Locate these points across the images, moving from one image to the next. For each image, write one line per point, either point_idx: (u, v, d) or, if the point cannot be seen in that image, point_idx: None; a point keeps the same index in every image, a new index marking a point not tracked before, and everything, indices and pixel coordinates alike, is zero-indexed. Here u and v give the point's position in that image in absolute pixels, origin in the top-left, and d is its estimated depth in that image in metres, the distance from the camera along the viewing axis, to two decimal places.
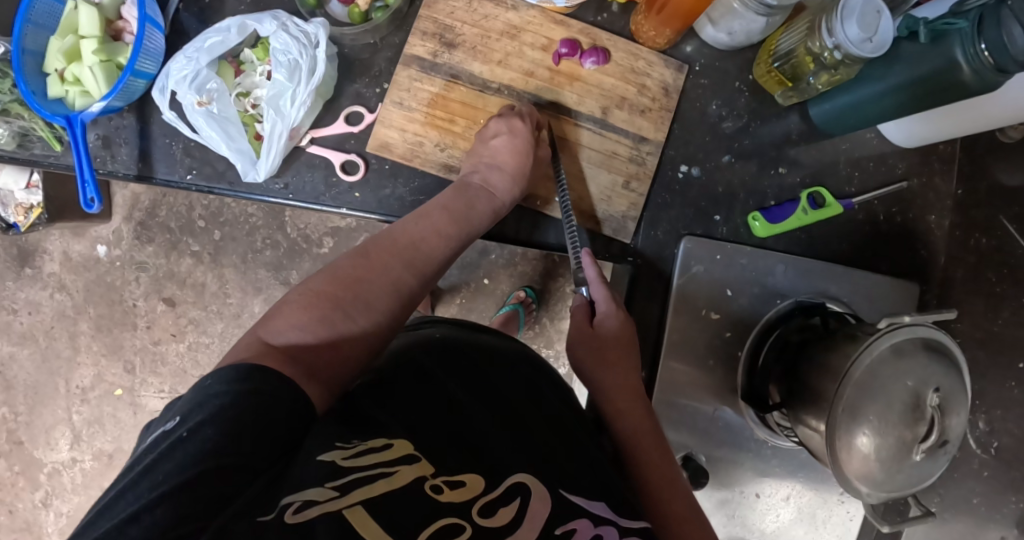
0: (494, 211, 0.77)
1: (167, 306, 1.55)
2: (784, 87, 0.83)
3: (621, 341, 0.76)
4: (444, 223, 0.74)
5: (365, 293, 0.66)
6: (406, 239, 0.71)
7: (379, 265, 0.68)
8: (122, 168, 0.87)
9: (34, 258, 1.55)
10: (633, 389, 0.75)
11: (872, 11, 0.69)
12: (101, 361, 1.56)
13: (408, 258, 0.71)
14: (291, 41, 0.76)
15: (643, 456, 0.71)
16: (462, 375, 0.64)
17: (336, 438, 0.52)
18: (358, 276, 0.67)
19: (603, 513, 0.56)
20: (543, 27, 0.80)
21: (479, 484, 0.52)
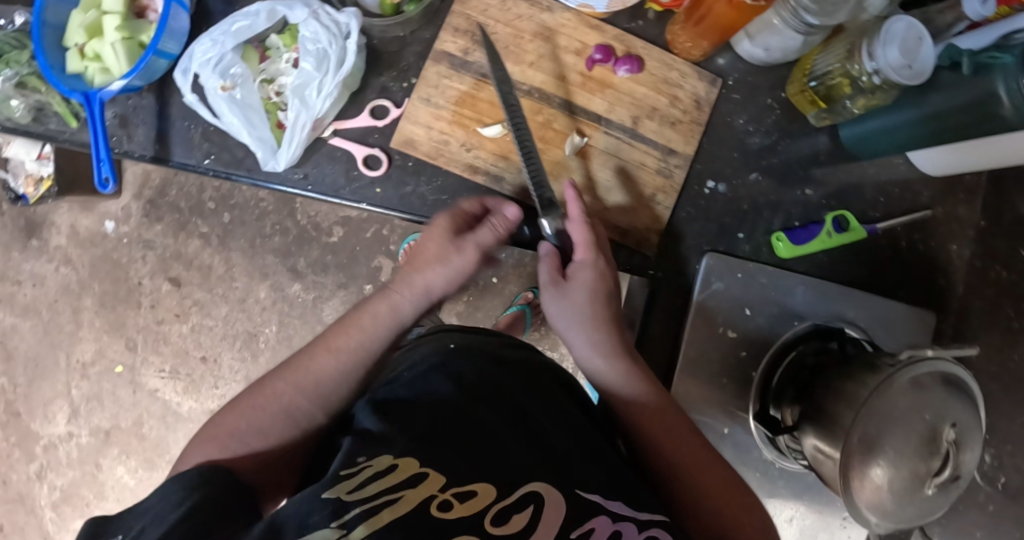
0: (393, 315, 0.68)
1: (173, 286, 1.53)
2: (817, 107, 0.81)
3: (600, 296, 0.70)
4: (338, 339, 0.67)
5: (250, 419, 0.62)
6: (304, 365, 0.66)
7: (269, 394, 0.63)
8: (139, 149, 0.86)
9: (42, 230, 1.55)
10: (618, 350, 0.69)
11: (913, 37, 0.68)
12: (103, 338, 1.55)
13: (303, 384, 0.65)
14: (321, 30, 0.74)
15: (651, 437, 0.66)
16: (468, 377, 0.62)
17: (338, 467, 0.52)
18: (255, 403, 0.63)
19: (622, 510, 0.55)
20: (577, 30, 0.77)
21: (491, 492, 0.52)
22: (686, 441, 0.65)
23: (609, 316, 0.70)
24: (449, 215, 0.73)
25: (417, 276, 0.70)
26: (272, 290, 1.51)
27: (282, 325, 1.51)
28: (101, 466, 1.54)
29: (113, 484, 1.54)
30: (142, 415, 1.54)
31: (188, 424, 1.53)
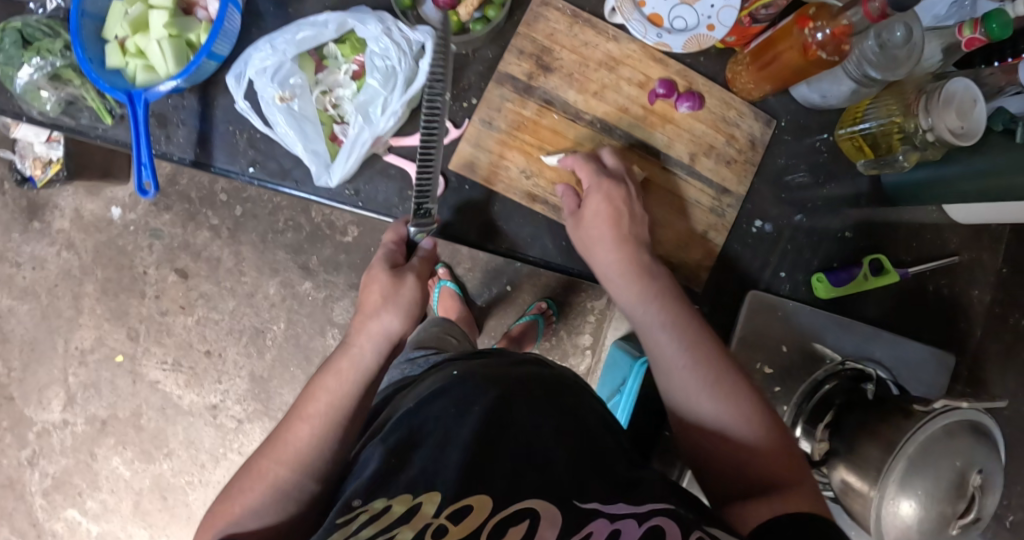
0: (358, 371, 0.67)
1: (179, 277, 1.50)
2: (865, 157, 0.81)
3: (607, 217, 0.72)
4: (307, 406, 0.66)
5: (242, 504, 0.63)
6: (283, 440, 0.65)
7: (255, 475, 0.64)
8: (178, 152, 0.84)
9: (44, 213, 1.50)
10: (642, 268, 0.71)
11: (969, 100, 0.71)
12: (103, 326, 1.51)
13: (286, 458, 0.64)
14: (391, 47, 0.74)
15: (690, 407, 0.65)
16: (466, 397, 0.62)
17: (335, 516, 0.55)
18: (243, 490, 0.64)
19: (620, 511, 0.55)
20: (642, 62, 0.77)
21: (486, 506, 0.53)
22: (727, 406, 0.64)
23: (622, 235, 0.72)
24: (382, 255, 0.73)
25: (369, 324, 0.69)
26: (282, 286, 1.50)
27: (290, 323, 1.50)
28: (96, 455, 1.51)
29: (107, 474, 1.51)
30: (141, 406, 1.51)
31: (189, 417, 1.51)
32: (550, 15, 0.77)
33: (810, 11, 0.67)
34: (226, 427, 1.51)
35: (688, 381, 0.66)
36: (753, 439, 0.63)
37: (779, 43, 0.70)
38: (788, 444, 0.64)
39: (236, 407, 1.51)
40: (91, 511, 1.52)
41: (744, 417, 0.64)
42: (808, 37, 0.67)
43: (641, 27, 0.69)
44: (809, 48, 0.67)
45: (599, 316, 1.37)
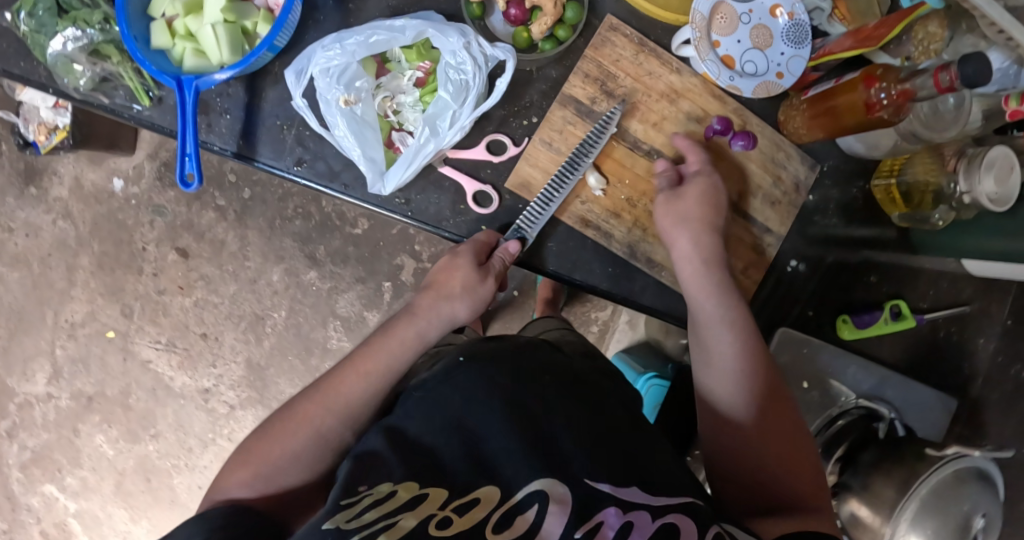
0: (420, 342, 0.71)
1: (180, 257, 1.38)
2: (900, 210, 0.85)
3: (706, 199, 0.75)
4: (364, 362, 0.69)
5: (286, 444, 0.64)
6: (333, 387, 0.67)
7: (302, 418, 0.65)
8: (219, 142, 0.83)
9: (42, 178, 1.38)
10: (714, 260, 0.74)
11: (1007, 166, 0.74)
12: (97, 301, 1.39)
13: (333, 405, 0.67)
14: (467, 61, 0.73)
15: (721, 397, 0.70)
16: (470, 381, 0.62)
17: (339, 496, 0.53)
18: (288, 428, 0.65)
19: (633, 500, 0.56)
20: (701, 97, 0.79)
21: (495, 496, 0.54)
22: (749, 401, 0.70)
23: (714, 220, 0.75)
24: (470, 244, 0.75)
25: (442, 303, 0.73)
26: (286, 274, 1.38)
27: (292, 312, 1.38)
28: (79, 432, 1.40)
29: (90, 452, 1.40)
30: (130, 385, 1.39)
31: (180, 400, 1.40)
32: (617, 41, 0.78)
33: (877, 70, 0.71)
34: (218, 412, 1.40)
35: (732, 372, 0.70)
36: (771, 440, 0.68)
37: (840, 95, 0.74)
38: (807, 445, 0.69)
39: (230, 392, 1.40)
40: (70, 488, 1.41)
41: (761, 414, 0.69)
42: (873, 94, 0.70)
43: (715, 68, 0.74)
44: (872, 104, 0.71)
45: (602, 328, 1.33)
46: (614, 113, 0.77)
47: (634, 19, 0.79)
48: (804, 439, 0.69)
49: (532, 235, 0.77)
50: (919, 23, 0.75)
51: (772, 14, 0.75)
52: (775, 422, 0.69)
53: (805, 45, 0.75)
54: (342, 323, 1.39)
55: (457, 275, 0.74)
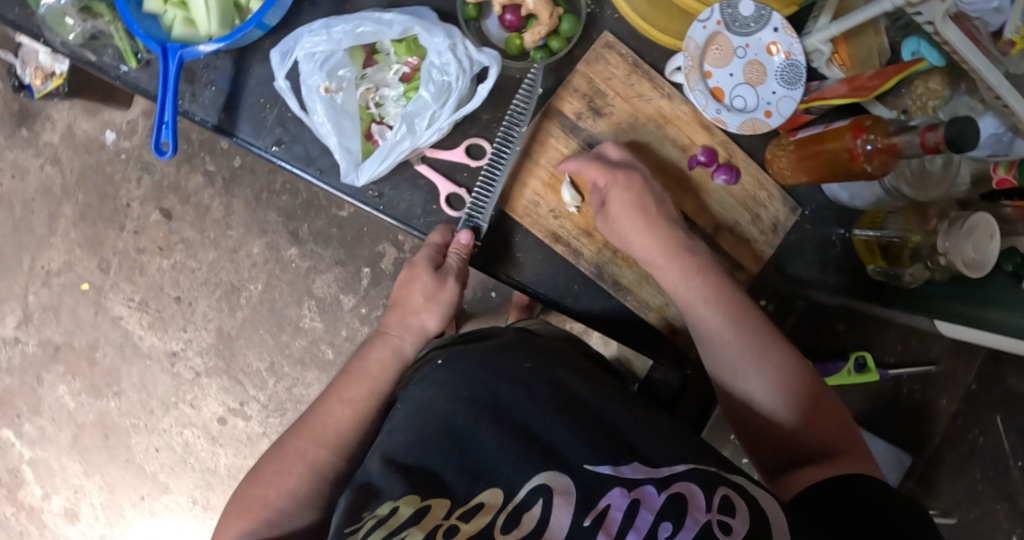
0: (398, 358, 0.71)
1: (162, 217, 1.37)
2: (877, 263, 0.84)
3: (633, 191, 0.71)
4: (346, 388, 0.68)
5: (279, 486, 0.63)
6: (317, 419, 0.67)
7: (293, 456, 0.64)
8: (200, 113, 0.82)
9: (34, 122, 1.36)
10: (673, 246, 0.71)
11: (986, 234, 0.72)
12: (75, 252, 1.37)
13: (321, 436, 0.66)
14: (452, 62, 0.72)
15: (742, 391, 0.68)
16: (457, 382, 0.61)
17: (342, 524, 0.53)
18: (277, 470, 0.64)
19: (637, 476, 0.54)
20: (689, 126, 0.78)
21: (498, 498, 0.53)
22: (772, 386, 0.66)
23: (650, 204, 0.72)
24: (425, 251, 0.74)
25: (409, 319, 0.72)
26: (267, 248, 1.37)
27: (268, 286, 1.37)
28: (42, 381, 1.39)
29: (51, 402, 1.39)
30: (99, 340, 1.38)
31: (146, 360, 1.39)
32: (611, 58, 0.77)
33: (865, 122, 0.70)
34: (183, 378, 1.39)
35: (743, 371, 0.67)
36: (802, 420, 0.66)
37: (827, 142, 0.73)
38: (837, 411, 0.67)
39: (198, 359, 1.39)
40: (27, 435, 1.40)
41: (785, 391, 0.66)
42: (858, 146, 0.69)
43: (704, 99, 0.73)
44: (856, 155, 0.70)
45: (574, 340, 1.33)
46: (534, 73, 0.74)
47: (631, 39, 0.78)
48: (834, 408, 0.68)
49: (484, 221, 0.74)
50: (919, 78, 0.74)
51: (769, 51, 0.73)
52: (804, 398, 0.66)
53: (798, 87, 0.72)
54: (317, 303, 1.38)
55: (416, 290, 0.72)
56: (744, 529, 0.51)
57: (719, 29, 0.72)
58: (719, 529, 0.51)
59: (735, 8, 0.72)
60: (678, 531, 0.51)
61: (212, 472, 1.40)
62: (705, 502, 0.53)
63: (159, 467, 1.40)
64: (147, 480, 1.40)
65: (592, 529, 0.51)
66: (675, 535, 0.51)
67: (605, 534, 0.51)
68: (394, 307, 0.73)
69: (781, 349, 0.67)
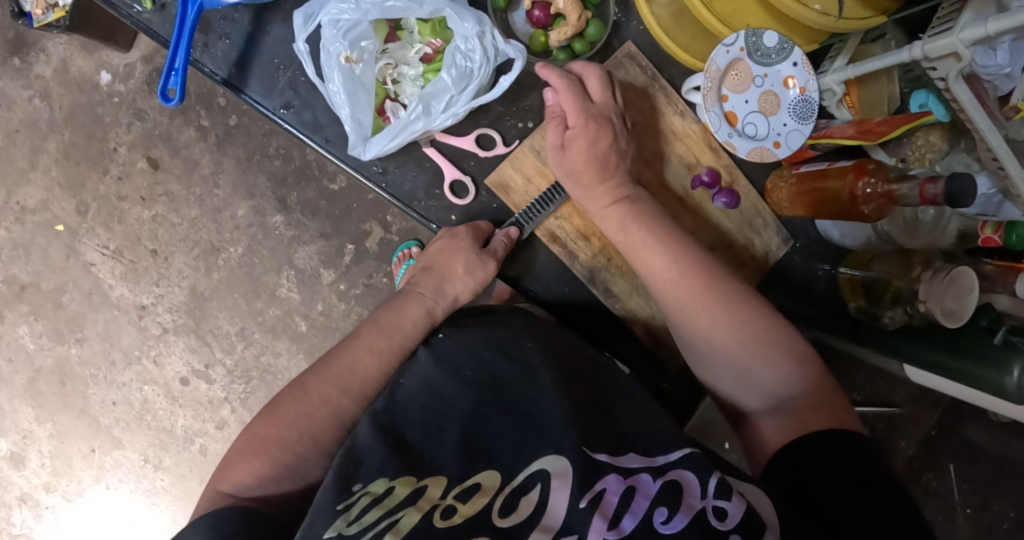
0: (429, 318, 0.71)
1: (148, 167, 1.34)
2: (857, 301, 0.87)
3: (595, 164, 0.73)
4: (376, 340, 0.67)
5: (301, 427, 0.60)
6: (343, 365, 0.65)
7: (316, 398, 0.62)
8: (211, 64, 0.81)
9: (27, 52, 1.31)
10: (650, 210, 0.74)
11: (966, 288, 0.73)
12: (53, 191, 1.34)
13: (346, 383, 0.64)
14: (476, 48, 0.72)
15: (711, 356, 0.68)
16: (459, 361, 0.64)
17: (332, 499, 0.52)
18: (298, 412, 0.61)
19: (634, 465, 0.57)
20: (698, 145, 0.80)
21: (495, 480, 0.55)
22: (739, 343, 0.66)
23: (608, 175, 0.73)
24: (470, 227, 0.76)
25: (445, 285, 0.74)
26: (252, 212, 1.35)
27: (249, 251, 1.35)
28: (3, 318, 1.35)
29: (9, 340, 1.35)
30: (67, 284, 1.34)
31: (112, 311, 1.36)
32: (631, 68, 0.78)
33: (868, 165, 0.70)
34: (149, 333, 1.36)
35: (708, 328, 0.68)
36: (779, 377, 0.65)
37: (830, 180, 0.73)
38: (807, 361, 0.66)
39: (167, 315, 1.36)
40: None
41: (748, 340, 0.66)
42: (859, 188, 0.70)
43: (717, 121, 0.72)
44: (856, 197, 0.71)
45: None
46: None
47: (652, 52, 0.80)
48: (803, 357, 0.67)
49: (528, 229, 0.77)
50: (922, 130, 0.77)
51: (786, 84, 0.72)
52: (777, 355, 0.66)
53: (808, 122, 0.72)
54: (296, 274, 1.36)
55: (458, 260, 0.74)
56: (739, 513, 0.52)
57: (741, 55, 0.71)
58: (714, 515, 0.52)
59: (759, 37, 0.70)
60: (674, 516, 0.53)
61: (168, 433, 1.37)
62: (700, 489, 0.55)
63: (113, 421, 1.37)
64: (99, 433, 1.37)
65: (588, 511, 0.52)
66: (670, 520, 0.52)
67: (601, 517, 0.52)
68: (434, 268, 0.74)
69: (728, 283, 0.69)
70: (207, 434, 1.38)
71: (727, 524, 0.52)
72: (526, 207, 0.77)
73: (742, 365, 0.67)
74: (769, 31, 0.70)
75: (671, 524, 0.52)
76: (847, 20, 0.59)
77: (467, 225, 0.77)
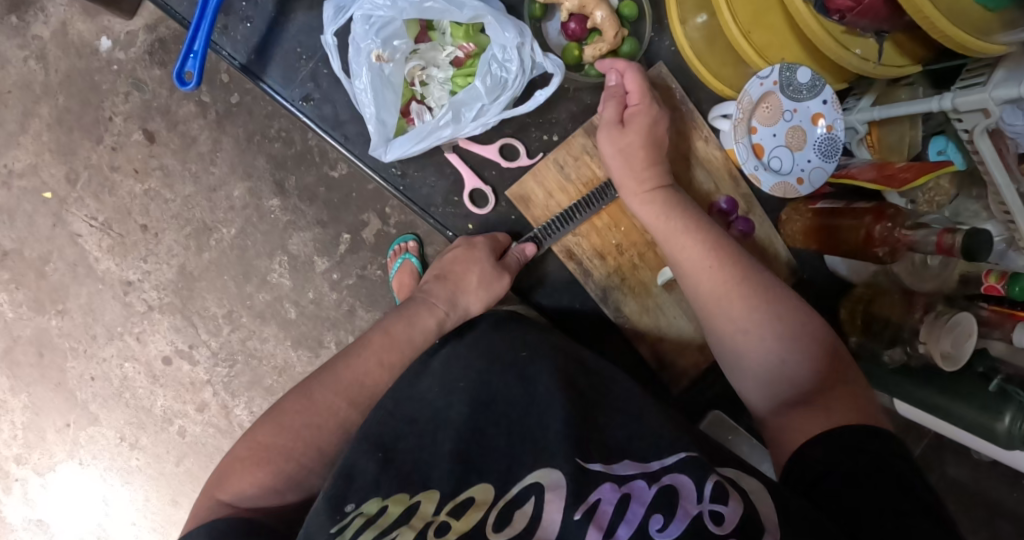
0: (440, 331, 0.72)
1: (145, 139, 1.16)
2: (856, 335, 0.90)
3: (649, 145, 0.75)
4: (386, 352, 0.67)
5: (307, 438, 0.60)
6: (353, 376, 0.64)
7: (325, 409, 0.61)
8: (230, 48, 0.81)
9: (25, 7, 1.13)
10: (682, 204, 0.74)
11: (964, 332, 0.75)
12: (42, 156, 1.16)
13: (355, 394, 0.64)
14: (513, 59, 0.72)
15: (739, 348, 0.66)
16: (452, 375, 0.65)
17: (326, 524, 0.51)
18: (304, 421, 0.60)
19: (628, 472, 0.54)
20: (719, 172, 0.81)
21: (489, 494, 0.52)
22: (772, 331, 0.64)
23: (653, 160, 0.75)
24: (486, 240, 0.78)
25: (457, 296, 0.75)
26: (248, 194, 1.18)
27: (242, 233, 1.18)
28: None
29: None
30: (51, 254, 1.18)
31: (97, 284, 1.19)
32: (660, 90, 0.80)
33: (888, 210, 0.70)
34: (134, 309, 1.20)
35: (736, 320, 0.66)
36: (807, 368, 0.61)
37: (846, 218, 0.74)
38: (835, 354, 0.63)
39: (153, 293, 1.20)
40: None
41: (778, 330, 0.64)
42: (877, 229, 0.70)
43: (744, 153, 0.74)
44: (872, 237, 0.71)
45: None
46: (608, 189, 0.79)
47: (681, 75, 0.82)
48: (830, 347, 0.63)
49: (547, 244, 0.80)
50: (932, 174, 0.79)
51: (814, 121, 0.73)
52: (807, 345, 0.63)
53: (833, 160, 0.72)
54: (289, 259, 1.19)
55: (472, 271, 0.76)
56: (737, 518, 0.48)
57: (773, 89, 0.71)
58: (710, 519, 0.48)
59: (793, 72, 0.71)
60: (670, 523, 0.49)
61: (147, 412, 1.23)
62: (697, 492, 0.50)
63: (91, 396, 1.22)
64: (76, 407, 1.23)
65: (582, 523, 0.49)
66: (665, 528, 0.49)
67: (595, 528, 0.49)
68: (447, 280, 0.75)
69: (754, 273, 0.68)
70: (187, 416, 1.24)
71: (724, 528, 0.48)
72: (547, 222, 0.80)
73: (774, 355, 0.63)
74: (803, 67, 0.70)
75: (666, 532, 0.49)
76: (885, 66, 0.61)
77: (484, 238, 0.79)
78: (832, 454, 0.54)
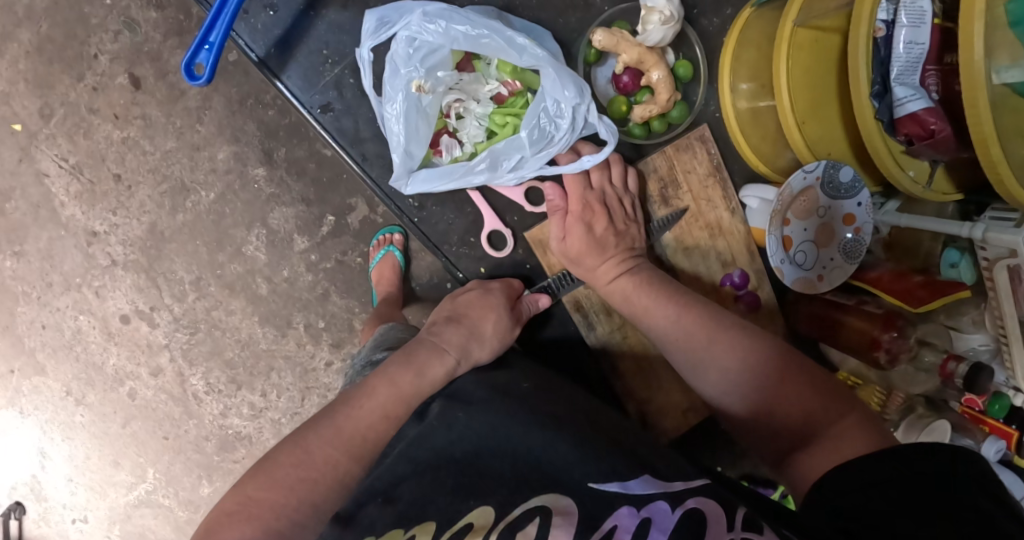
0: (449, 377, 0.69)
1: (129, 84, 0.99)
2: None
3: (591, 245, 0.76)
4: (392, 404, 0.64)
5: (301, 496, 0.56)
6: (356, 428, 0.61)
7: (323, 462, 0.58)
8: (248, 39, 0.80)
9: None
10: (658, 280, 0.75)
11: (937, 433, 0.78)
12: (16, 85, 0.98)
13: (356, 446, 0.61)
14: (565, 116, 0.74)
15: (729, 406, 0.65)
16: (453, 410, 0.62)
17: None
18: (301, 476, 0.57)
19: (647, 494, 0.51)
20: (736, 246, 0.83)
21: (490, 516, 0.49)
22: (748, 380, 0.64)
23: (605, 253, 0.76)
24: (504, 286, 0.81)
25: (470, 343, 0.73)
26: (234, 158, 1.01)
27: (221, 199, 1.02)
28: None
29: None
30: (12, 191, 1.00)
31: (59, 230, 1.02)
32: (699, 152, 0.81)
33: (898, 319, 0.72)
34: (96, 263, 1.03)
35: (718, 383, 0.66)
36: (796, 406, 0.60)
37: (852, 317, 0.75)
38: (829, 387, 0.60)
39: (120, 248, 1.03)
40: None
41: (753, 382, 0.63)
42: (884, 338, 0.71)
43: (774, 247, 0.73)
44: (879, 343, 0.72)
45: None
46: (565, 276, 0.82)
47: (720, 141, 0.83)
48: (824, 381, 0.61)
49: (559, 295, 0.82)
50: None
51: (846, 222, 0.74)
52: (792, 379, 0.62)
53: (855, 262, 0.75)
54: (268, 235, 1.03)
55: (489, 318, 0.77)
56: None
57: (814, 184, 0.72)
58: None
59: (837, 170, 0.71)
60: None
61: (97, 369, 1.06)
62: (725, 519, 0.48)
63: (40, 344, 1.04)
64: (21, 355, 1.05)
65: None
66: None
67: None
68: (462, 325, 0.75)
69: (731, 324, 0.68)
70: (138, 379, 1.06)
71: None
72: (556, 278, 0.82)
73: (760, 403, 0.62)
74: (847, 167, 0.71)
75: None
76: (933, 192, 0.67)
77: (497, 289, 0.80)
78: (843, 474, 0.51)
